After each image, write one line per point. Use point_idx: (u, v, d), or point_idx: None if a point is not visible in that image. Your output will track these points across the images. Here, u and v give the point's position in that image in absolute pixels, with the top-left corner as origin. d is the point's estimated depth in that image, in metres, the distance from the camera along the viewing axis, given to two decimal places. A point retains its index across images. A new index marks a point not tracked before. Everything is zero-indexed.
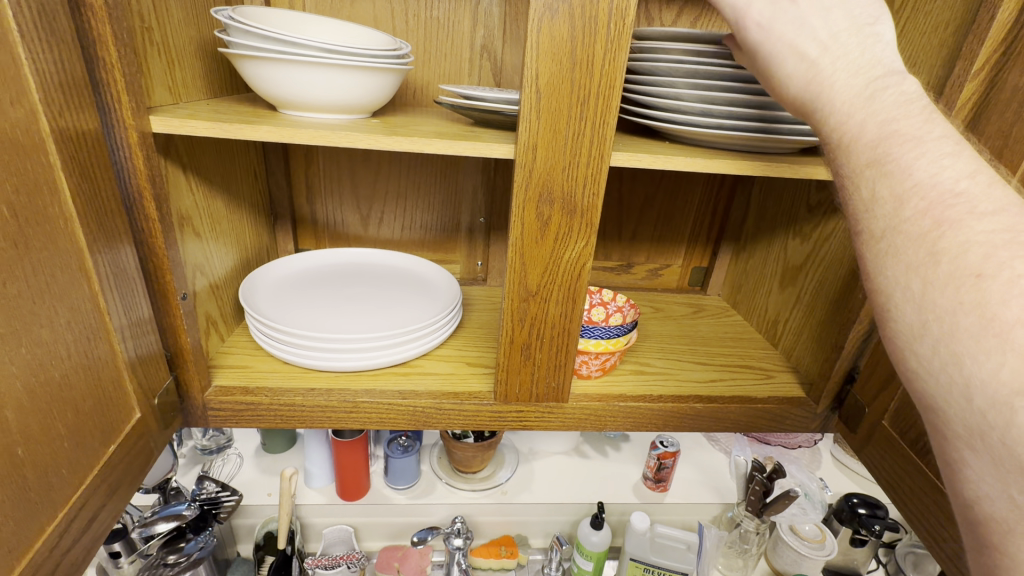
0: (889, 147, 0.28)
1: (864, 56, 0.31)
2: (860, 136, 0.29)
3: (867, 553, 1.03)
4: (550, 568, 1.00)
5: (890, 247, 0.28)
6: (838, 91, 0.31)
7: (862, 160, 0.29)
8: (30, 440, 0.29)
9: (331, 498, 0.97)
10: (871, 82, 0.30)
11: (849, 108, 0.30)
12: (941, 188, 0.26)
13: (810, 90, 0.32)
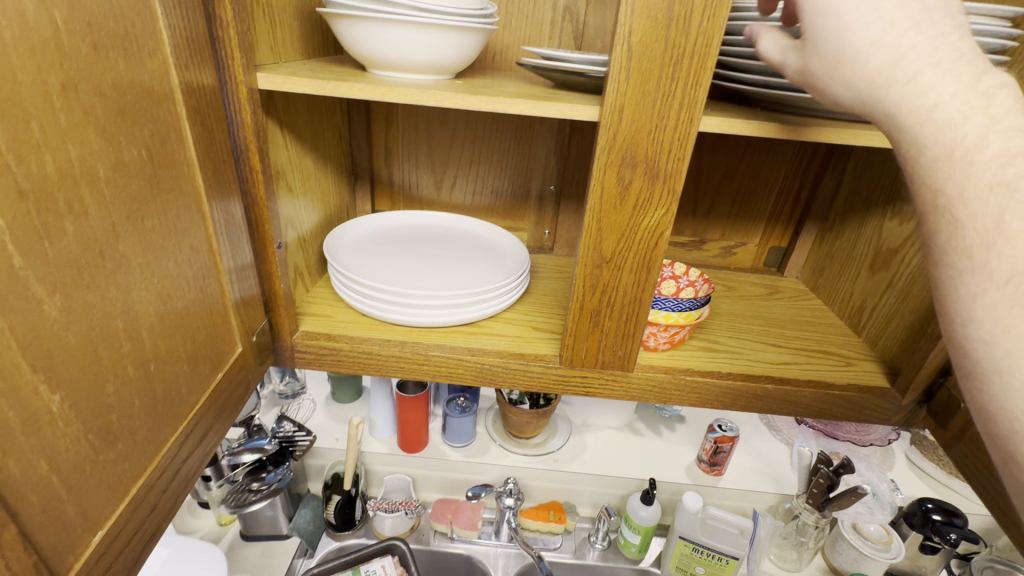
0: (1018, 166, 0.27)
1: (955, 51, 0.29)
2: (982, 148, 0.28)
3: (939, 562, 0.97)
4: (597, 538, 1.01)
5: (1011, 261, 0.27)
6: (942, 91, 0.29)
7: (987, 177, 0.28)
8: (159, 358, 0.33)
9: (393, 448, 1.03)
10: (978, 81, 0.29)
11: (961, 110, 0.28)
12: None
13: (887, 93, 0.30)
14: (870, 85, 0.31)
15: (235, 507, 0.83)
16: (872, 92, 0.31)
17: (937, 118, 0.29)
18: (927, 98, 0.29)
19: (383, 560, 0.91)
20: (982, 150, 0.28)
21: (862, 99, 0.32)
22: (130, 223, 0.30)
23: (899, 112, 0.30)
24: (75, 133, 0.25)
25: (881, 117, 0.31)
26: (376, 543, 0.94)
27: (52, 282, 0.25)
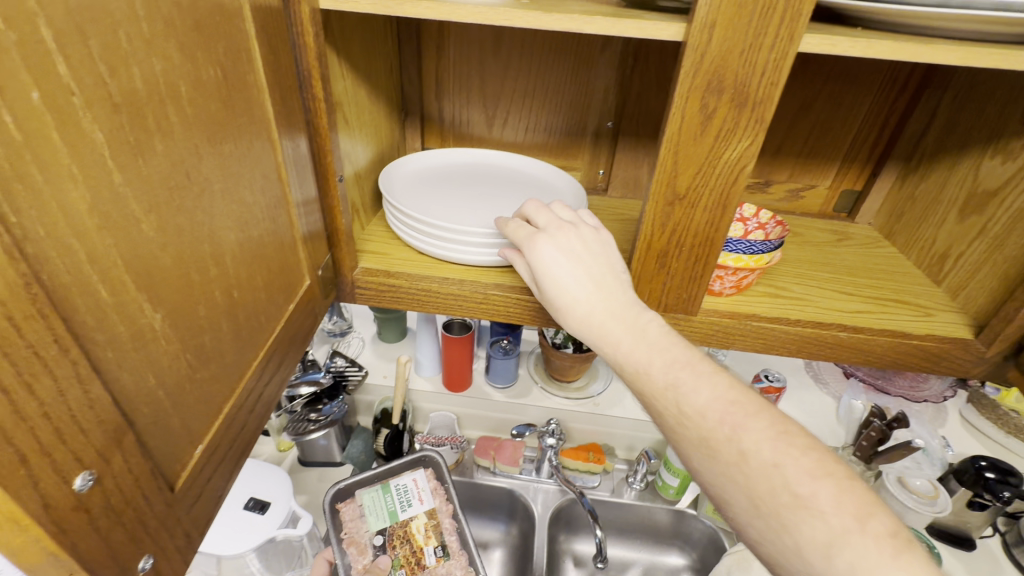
0: (730, 427, 0.40)
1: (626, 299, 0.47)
2: (706, 419, 0.41)
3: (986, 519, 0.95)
4: (634, 479, 1.03)
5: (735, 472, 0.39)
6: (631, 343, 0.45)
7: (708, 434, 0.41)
8: (241, 286, 0.34)
9: (438, 386, 1.07)
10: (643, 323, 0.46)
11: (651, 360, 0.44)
12: (770, 460, 0.38)
13: (602, 336, 0.46)
14: (593, 328, 0.46)
15: (295, 435, 0.88)
16: (598, 334, 0.46)
17: (632, 345, 0.45)
18: (618, 330, 0.46)
19: (415, 475, 0.86)
20: (658, 366, 0.44)
21: (594, 336, 0.47)
22: (210, 146, 0.29)
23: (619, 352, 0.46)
24: (158, 46, 0.24)
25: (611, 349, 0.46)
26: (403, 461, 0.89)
27: (146, 200, 0.24)
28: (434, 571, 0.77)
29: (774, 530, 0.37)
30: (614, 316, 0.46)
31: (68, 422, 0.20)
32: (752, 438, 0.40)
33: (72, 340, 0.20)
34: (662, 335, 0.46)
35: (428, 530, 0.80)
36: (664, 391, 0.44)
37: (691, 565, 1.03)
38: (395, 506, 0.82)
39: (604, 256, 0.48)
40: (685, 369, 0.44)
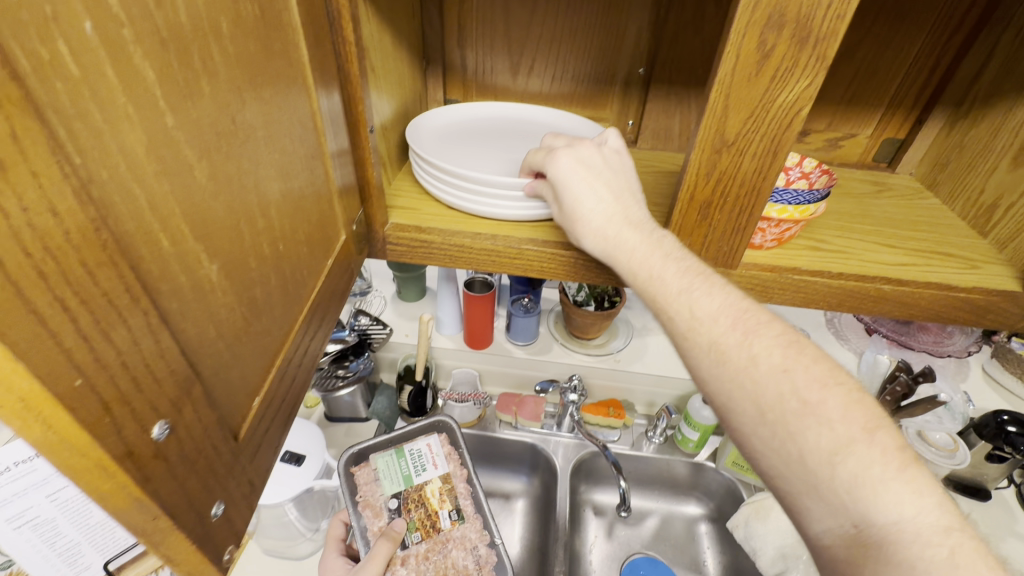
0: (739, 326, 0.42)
1: (643, 217, 0.48)
2: (715, 323, 0.43)
3: (1002, 471, 0.96)
4: (654, 433, 1.04)
5: (744, 374, 0.41)
6: (645, 253, 0.45)
7: (715, 336, 0.43)
8: (286, 239, 0.33)
9: (459, 344, 1.08)
10: (658, 236, 0.47)
11: (665, 267, 0.45)
12: (777, 365, 0.40)
13: (615, 246, 0.47)
14: (606, 238, 0.47)
15: (324, 391, 0.90)
16: (610, 245, 0.47)
17: (645, 252, 0.46)
18: (632, 239, 0.46)
19: (429, 440, 0.85)
20: (672, 273, 0.45)
21: (605, 247, 0.48)
22: (252, 90, 0.28)
23: (631, 262, 0.46)
24: None
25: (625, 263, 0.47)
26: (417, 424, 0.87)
27: (198, 145, 0.23)
28: (449, 535, 0.76)
29: (776, 436, 0.38)
30: (629, 224, 0.47)
31: (144, 372, 0.20)
32: (763, 347, 0.41)
33: (141, 290, 0.20)
34: (677, 248, 0.47)
35: (442, 495, 0.79)
36: (678, 298, 0.45)
37: (708, 514, 1.05)
38: (409, 471, 0.81)
39: (623, 174, 0.50)
40: (700, 279, 0.45)
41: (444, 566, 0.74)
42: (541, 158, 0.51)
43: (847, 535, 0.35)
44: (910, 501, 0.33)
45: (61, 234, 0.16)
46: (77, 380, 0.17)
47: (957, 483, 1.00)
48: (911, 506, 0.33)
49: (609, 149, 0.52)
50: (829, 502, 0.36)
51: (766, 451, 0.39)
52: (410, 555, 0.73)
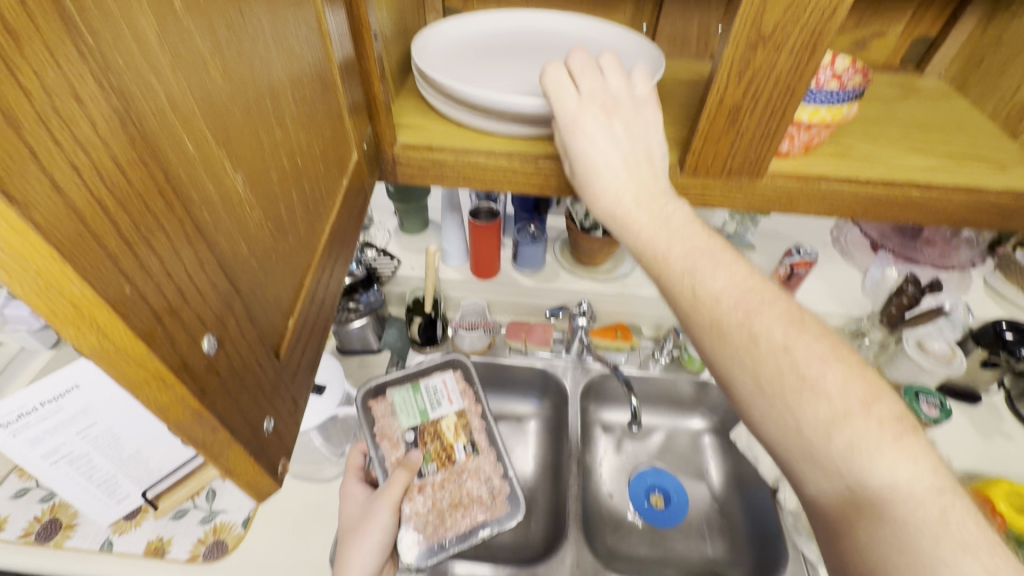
0: (746, 306, 0.42)
1: (654, 192, 0.46)
2: (721, 303, 0.43)
3: (993, 377, 1.00)
4: (661, 353, 1.06)
5: (750, 348, 0.41)
6: (653, 231, 0.45)
7: (724, 317, 0.43)
8: (302, 153, 0.31)
9: (466, 275, 1.08)
10: (668, 212, 0.46)
11: (672, 248, 0.45)
12: (782, 342, 0.41)
13: (623, 221, 0.46)
14: (613, 212, 0.46)
15: (338, 324, 0.89)
16: (618, 220, 0.47)
17: (654, 229, 0.45)
18: (640, 216, 0.46)
19: (445, 375, 0.91)
20: (680, 251, 0.45)
21: (613, 223, 0.47)
22: None
23: (639, 239, 0.46)
24: None
25: (632, 239, 0.47)
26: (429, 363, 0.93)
27: (210, 37, 0.21)
28: (464, 466, 0.83)
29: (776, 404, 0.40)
30: (639, 200, 0.46)
31: (187, 283, 0.19)
32: (764, 324, 0.42)
33: (174, 194, 0.18)
34: (686, 223, 0.46)
35: (458, 429, 0.86)
36: (680, 276, 0.44)
37: (712, 428, 1.11)
38: (426, 405, 0.87)
39: (643, 139, 0.47)
40: (706, 257, 0.45)
41: (460, 494, 0.81)
42: (560, 112, 0.46)
43: (840, 496, 0.37)
44: (905, 465, 0.36)
45: (93, 131, 0.15)
46: (127, 286, 0.16)
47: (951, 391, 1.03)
48: (907, 469, 0.36)
49: (631, 101, 0.47)
50: (824, 469, 0.38)
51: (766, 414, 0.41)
52: (427, 483, 0.80)
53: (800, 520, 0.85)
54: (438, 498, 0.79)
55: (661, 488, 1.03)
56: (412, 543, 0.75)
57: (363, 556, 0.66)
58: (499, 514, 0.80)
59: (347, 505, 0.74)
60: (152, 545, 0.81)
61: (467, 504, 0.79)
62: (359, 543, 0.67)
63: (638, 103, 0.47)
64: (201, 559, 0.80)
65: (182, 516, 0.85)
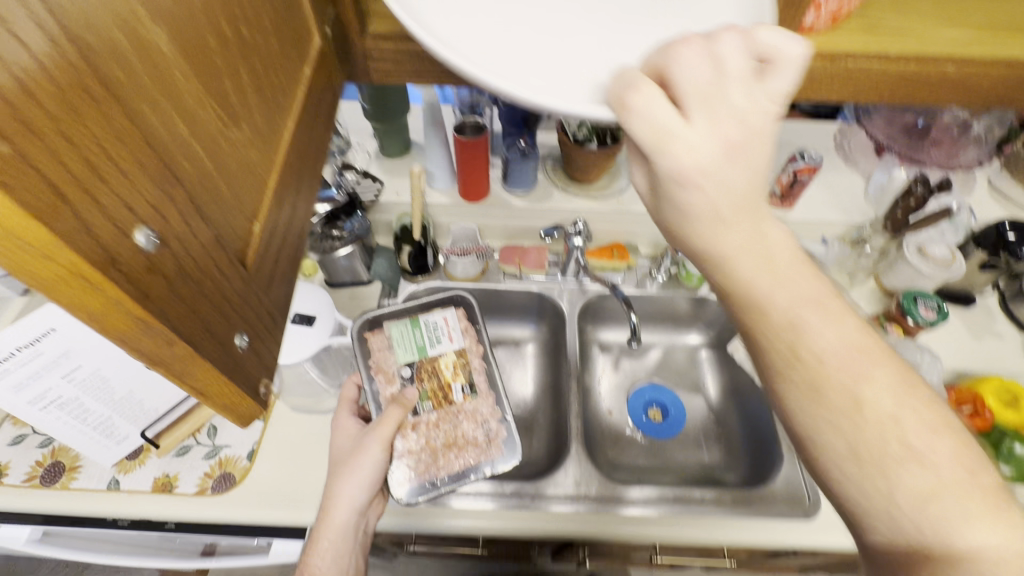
0: (854, 374, 0.42)
1: (770, 254, 0.42)
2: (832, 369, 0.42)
3: (989, 278, 1.00)
4: (658, 271, 1.05)
5: (853, 406, 0.41)
6: (764, 292, 0.43)
7: (830, 381, 0.42)
8: (249, 26, 0.27)
9: (455, 199, 1.02)
10: (779, 278, 0.43)
11: (783, 312, 0.43)
12: (888, 413, 0.41)
13: (727, 274, 0.43)
14: (717, 262, 0.43)
15: (323, 254, 0.85)
16: (723, 273, 0.43)
17: (762, 287, 0.43)
18: (746, 274, 0.42)
19: (446, 313, 0.88)
20: (783, 311, 0.43)
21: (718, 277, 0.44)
22: None
23: (744, 294, 0.43)
24: None
25: (736, 296, 0.44)
26: (430, 298, 0.90)
27: None
28: (461, 407, 0.81)
29: (811, 396, 0.42)
30: (744, 246, 0.42)
31: (103, 161, 0.20)
32: (873, 390, 0.42)
33: (73, 55, 0.18)
34: (794, 263, 0.43)
35: (456, 368, 0.84)
36: (783, 329, 0.43)
37: (709, 342, 1.11)
38: (423, 342, 0.85)
39: (760, 169, 0.39)
40: (816, 312, 0.43)
41: (455, 435, 0.79)
42: (641, 132, 0.37)
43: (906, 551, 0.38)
44: (999, 536, 0.36)
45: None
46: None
47: (948, 295, 1.03)
48: (999, 538, 0.36)
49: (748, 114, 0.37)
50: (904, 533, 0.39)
51: (819, 421, 0.42)
52: (421, 421, 0.79)
53: None
54: (432, 438, 0.78)
55: (658, 402, 1.05)
56: (406, 476, 0.76)
57: (353, 486, 0.70)
58: (493, 456, 0.79)
59: (339, 436, 0.77)
60: (159, 481, 0.82)
61: (460, 445, 0.78)
62: (349, 475, 0.71)
63: (762, 125, 0.38)
64: (210, 491, 0.81)
65: (186, 453, 0.85)
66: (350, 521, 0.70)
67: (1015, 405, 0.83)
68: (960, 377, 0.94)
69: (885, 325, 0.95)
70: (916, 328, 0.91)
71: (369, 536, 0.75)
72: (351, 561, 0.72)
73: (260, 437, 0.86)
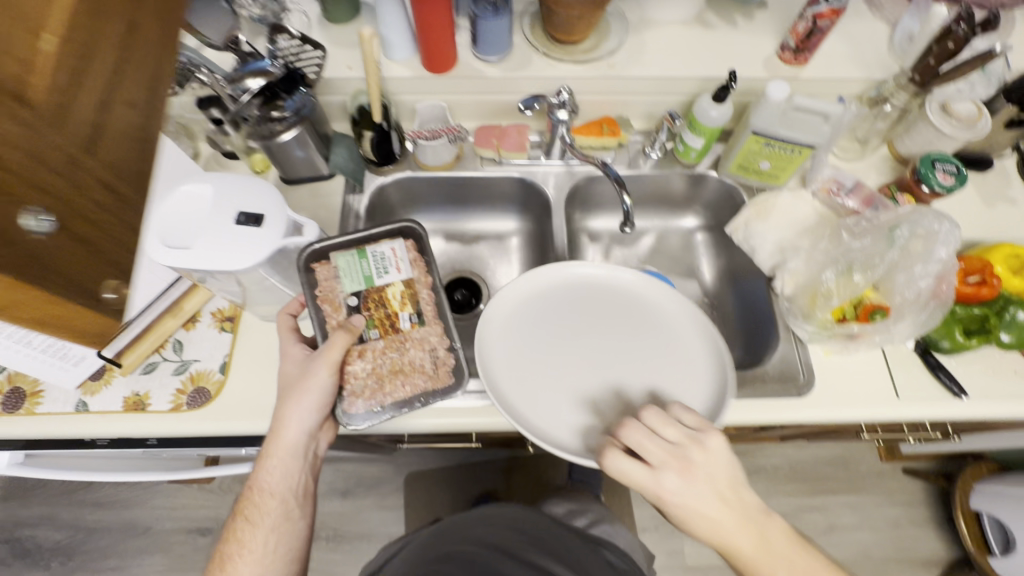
0: (713, 511, 0.57)
1: (706, 497, 0.57)
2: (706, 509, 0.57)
3: (1011, 138, 0.92)
4: (652, 148, 0.95)
5: (714, 515, 0.57)
6: (690, 496, 0.57)
7: (702, 509, 0.57)
8: None
9: (418, 72, 0.87)
10: (703, 502, 0.58)
11: (699, 509, 0.57)
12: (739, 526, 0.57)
13: (665, 491, 0.58)
14: (655, 483, 0.58)
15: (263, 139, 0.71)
16: (664, 492, 0.57)
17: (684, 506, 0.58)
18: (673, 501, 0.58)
19: (393, 243, 0.77)
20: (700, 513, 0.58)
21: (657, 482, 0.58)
22: None
23: (669, 495, 0.57)
24: None
25: (670, 489, 0.57)
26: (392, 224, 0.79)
27: None
28: (408, 336, 0.73)
29: (707, 520, 0.57)
30: (695, 499, 0.57)
31: None
32: (724, 516, 0.57)
33: None
34: (728, 516, 0.57)
35: (405, 298, 0.75)
36: (694, 517, 0.58)
37: (705, 225, 1.04)
38: (371, 271, 0.75)
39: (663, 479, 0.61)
40: (711, 525, 0.57)
41: (403, 362, 0.72)
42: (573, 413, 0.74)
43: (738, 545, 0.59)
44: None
45: None
46: None
47: (962, 159, 0.96)
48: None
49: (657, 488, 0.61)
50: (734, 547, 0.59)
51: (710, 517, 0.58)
52: (368, 348, 0.72)
53: (792, 306, 0.81)
54: (379, 365, 0.72)
55: None
56: (349, 407, 0.70)
57: (302, 412, 0.68)
58: (442, 385, 0.72)
59: (286, 363, 0.72)
60: (129, 400, 0.77)
61: (407, 375, 0.71)
62: (297, 399, 0.68)
63: (701, 496, 0.57)
64: (186, 407, 0.77)
65: (153, 370, 0.79)
66: (301, 444, 0.70)
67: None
68: (967, 246, 0.90)
69: (896, 195, 0.87)
70: (932, 196, 0.85)
71: (323, 458, 0.75)
72: (303, 479, 0.72)
73: (231, 349, 0.81)
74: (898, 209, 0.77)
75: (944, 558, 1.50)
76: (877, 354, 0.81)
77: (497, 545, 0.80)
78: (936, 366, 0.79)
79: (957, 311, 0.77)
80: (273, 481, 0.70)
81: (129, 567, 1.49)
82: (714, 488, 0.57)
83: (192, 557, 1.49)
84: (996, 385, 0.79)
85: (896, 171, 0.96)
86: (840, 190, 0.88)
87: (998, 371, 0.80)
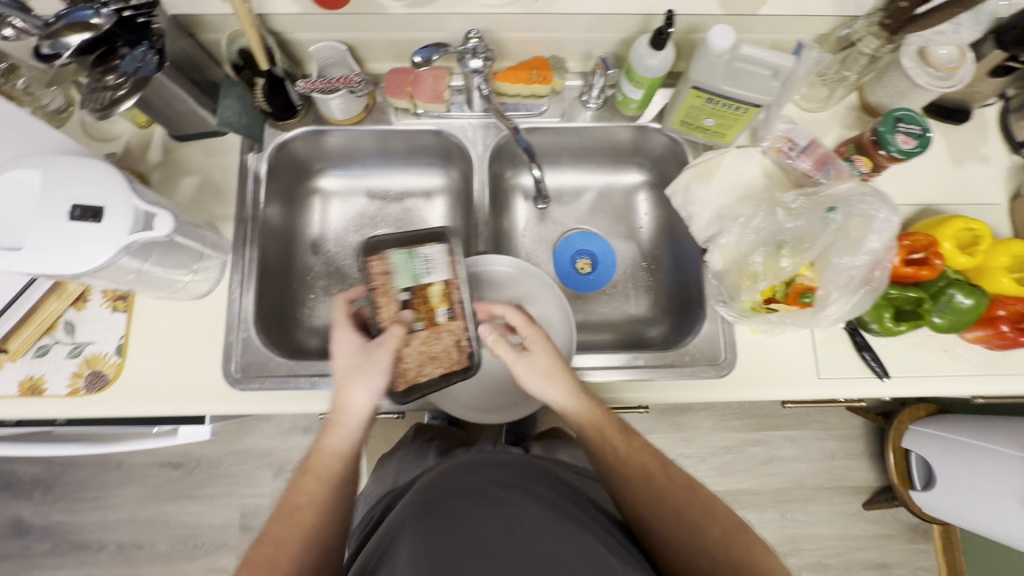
0: (551, 365, 0.71)
1: (537, 361, 0.71)
2: (539, 360, 0.71)
3: (997, 87, 0.80)
4: (589, 98, 0.84)
5: (547, 369, 0.71)
6: (527, 360, 0.71)
7: (537, 362, 0.71)
8: None
9: (305, 6, 0.73)
10: (540, 364, 0.71)
11: (535, 362, 0.71)
12: (567, 390, 0.70)
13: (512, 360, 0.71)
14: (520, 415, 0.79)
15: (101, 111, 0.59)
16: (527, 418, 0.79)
17: (527, 373, 0.71)
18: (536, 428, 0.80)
19: (435, 246, 0.77)
20: (537, 377, 0.71)
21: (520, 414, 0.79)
22: None
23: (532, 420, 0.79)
24: None
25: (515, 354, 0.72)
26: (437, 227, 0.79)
27: None
28: (445, 328, 0.74)
29: (546, 375, 0.70)
30: (538, 363, 0.71)
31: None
32: (556, 376, 0.71)
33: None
34: (555, 374, 0.71)
35: (445, 296, 0.75)
36: (537, 383, 0.71)
37: (650, 182, 0.95)
38: (419, 270, 0.75)
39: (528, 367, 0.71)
40: (545, 372, 0.70)
41: (438, 351, 0.73)
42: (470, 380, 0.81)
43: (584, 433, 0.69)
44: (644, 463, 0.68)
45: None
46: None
47: (937, 110, 0.85)
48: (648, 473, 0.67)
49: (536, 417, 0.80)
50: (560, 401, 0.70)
51: (550, 382, 0.71)
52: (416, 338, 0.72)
53: (720, 286, 0.76)
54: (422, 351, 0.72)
55: (588, 252, 0.96)
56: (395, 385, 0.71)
57: (364, 385, 0.65)
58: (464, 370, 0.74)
59: (338, 347, 0.67)
60: (25, 384, 0.74)
61: (443, 362, 0.73)
62: (364, 379, 0.65)
63: (537, 357, 0.71)
64: (84, 392, 0.74)
65: (46, 353, 0.75)
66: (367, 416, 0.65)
67: (969, 251, 0.75)
68: (922, 212, 0.83)
69: (853, 158, 0.78)
70: (889, 159, 0.76)
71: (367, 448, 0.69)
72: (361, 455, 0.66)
73: (125, 330, 0.77)
74: (836, 188, 0.72)
75: (872, 485, 1.60)
76: (805, 333, 0.78)
77: (492, 480, 0.63)
78: (863, 346, 0.76)
79: (890, 293, 0.72)
80: (346, 444, 0.64)
81: (108, 497, 1.58)
82: (543, 349, 0.71)
83: (166, 488, 1.57)
84: (920, 364, 0.77)
85: (861, 124, 0.85)
86: (792, 150, 0.79)
87: (926, 348, 0.77)
